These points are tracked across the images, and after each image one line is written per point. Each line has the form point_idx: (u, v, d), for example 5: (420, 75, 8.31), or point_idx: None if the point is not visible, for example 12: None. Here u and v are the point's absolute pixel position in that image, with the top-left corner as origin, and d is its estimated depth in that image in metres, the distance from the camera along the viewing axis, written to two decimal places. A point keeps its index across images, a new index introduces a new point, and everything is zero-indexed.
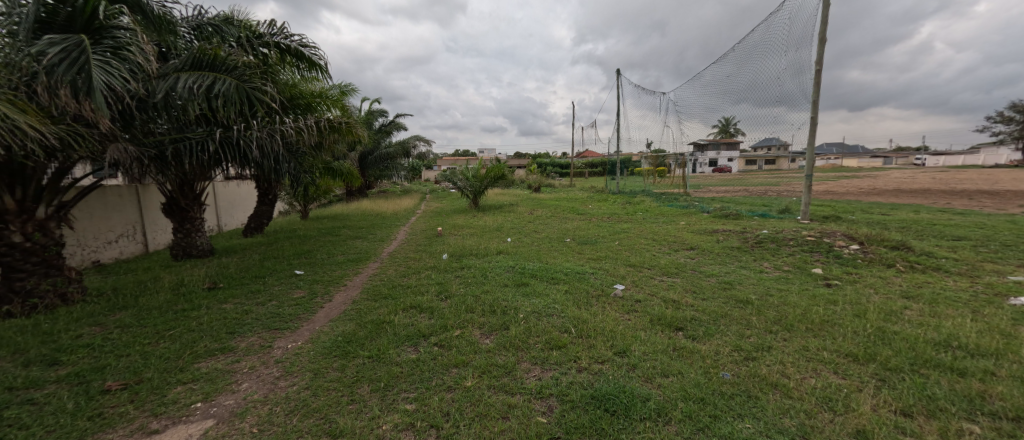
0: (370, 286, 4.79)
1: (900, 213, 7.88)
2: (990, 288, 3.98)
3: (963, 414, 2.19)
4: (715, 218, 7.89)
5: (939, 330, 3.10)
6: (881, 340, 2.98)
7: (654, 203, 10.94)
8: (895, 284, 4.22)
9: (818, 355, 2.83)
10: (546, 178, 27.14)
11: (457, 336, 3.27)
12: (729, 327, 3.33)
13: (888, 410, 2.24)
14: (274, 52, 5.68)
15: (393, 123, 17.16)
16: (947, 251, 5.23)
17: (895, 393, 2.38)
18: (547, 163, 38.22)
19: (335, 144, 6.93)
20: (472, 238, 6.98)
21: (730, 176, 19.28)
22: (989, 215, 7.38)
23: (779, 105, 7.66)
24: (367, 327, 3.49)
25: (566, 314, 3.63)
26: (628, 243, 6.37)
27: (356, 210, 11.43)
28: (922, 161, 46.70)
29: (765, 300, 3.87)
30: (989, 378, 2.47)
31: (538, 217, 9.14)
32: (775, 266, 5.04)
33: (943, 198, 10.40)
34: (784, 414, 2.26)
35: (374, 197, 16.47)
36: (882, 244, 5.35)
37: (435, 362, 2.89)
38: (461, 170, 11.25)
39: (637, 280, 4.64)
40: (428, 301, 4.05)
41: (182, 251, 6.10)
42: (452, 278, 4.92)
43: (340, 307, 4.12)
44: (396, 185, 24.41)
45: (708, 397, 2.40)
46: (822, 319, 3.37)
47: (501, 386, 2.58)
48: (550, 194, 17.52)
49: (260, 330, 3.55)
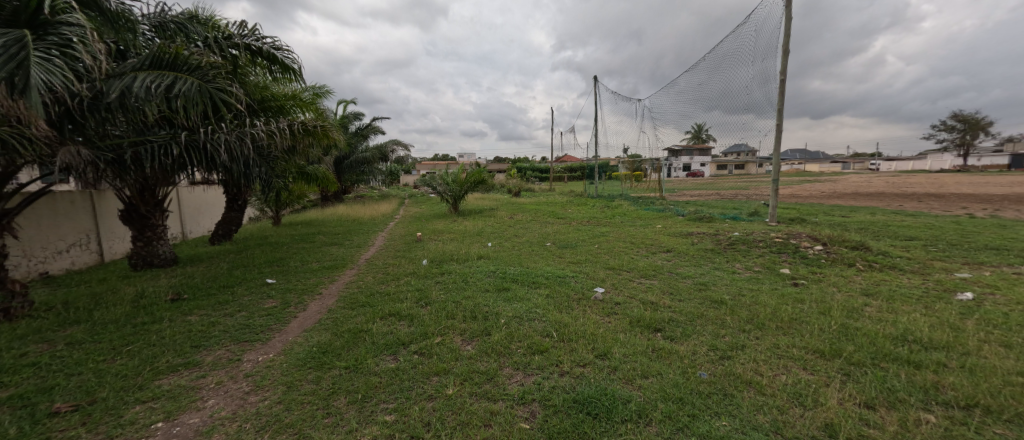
0: (347, 294, 4.66)
1: (858, 215, 8.36)
2: (940, 285, 4.28)
3: (919, 402, 2.35)
4: (690, 221, 8.12)
5: (896, 325, 3.31)
6: (845, 336, 3.15)
7: (631, 207, 11.14)
8: (856, 282, 4.48)
9: (788, 352, 2.96)
10: (525, 183, 27.22)
11: (437, 343, 3.22)
12: (705, 327, 3.43)
13: (853, 403, 2.37)
14: (244, 54, 5.47)
15: (370, 126, 16.77)
16: (901, 250, 5.60)
17: (860, 386, 2.52)
18: (527, 168, 38.35)
19: (309, 148, 6.74)
20: (453, 244, 6.90)
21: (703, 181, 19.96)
22: (937, 217, 7.95)
23: (748, 112, 7.93)
24: (343, 336, 3.39)
25: (548, 318, 3.65)
26: (607, 246, 6.46)
27: (332, 216, 11.12)
28: (880, 167, 49.84)
29: (738, 300, 4.03)
30: (942, 369, 2.65)
31: (518, 221, 9.11)
32: (746, 267, 5.24)
33: (896, 201, 11.12)
34: (758, 410, 2.34)
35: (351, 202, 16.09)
36: (843, 245, 5.66)
37: (415, 370, 2.82)
38: (440, 175, 11.09)
39: (615, 283, 4.72)
40: (408, 308, 3.98)
41: (142, 261, 5.74)
42: (432, 284, 4.86)
43: (314, 317, 3.97)
44: (373, 190, 23.89)
45: (686, 397, 2.46)
46: (790, 317, 3.52)
47: (483, 393, 2.56)
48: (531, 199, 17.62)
49: (229, 343, 3.38)
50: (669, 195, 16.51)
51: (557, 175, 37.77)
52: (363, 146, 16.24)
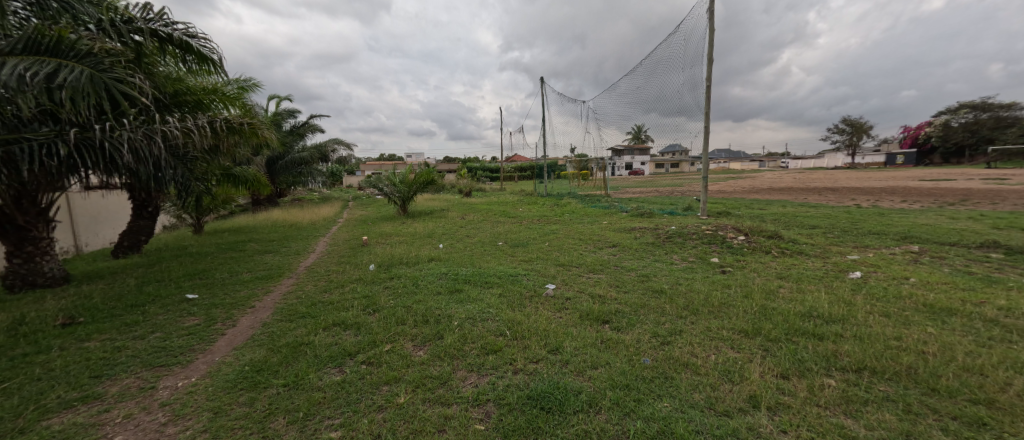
0: (284, 305, 4.31)
1: (772, 207, 9.40)
2: (837, 267, 4.97)
3: (822, 370, 2.71)
4: (633, 217, 8.59)
5: (804, 303, 3.79)
6: (764, 316, 3.55)
7: (579, 205, 11.54)
8: (771, 267, 5.06)
9: (718, 334, 3.27)
10: (475, 182, 27.01)
11: (387, 351, 3.11)
12: (647, 316, 3.67)
13: (772, 375, 2.67)
14: (151, 40, 4.84)
15: (307, 124, 15.57)
16: (806, 238, 6.40)
17: (777, 360, 2.85)
18: (479, 168, 38.13)
19: (235, 148, 6.13)
20: (402, 247, 6.66)
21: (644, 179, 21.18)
22: (832, 208, 9.17)
23: (680, 115, 8.58)
24: (280, 351, 3.14)
25: (501, 317, 3.67)
26: (557, 243, 6.64)
27: (265, 221, 10.23)
28: (785, 164, 56.44)
29: (676, 288, 4.36)
30: (839, 339, 3.09)
31: (469, 222, 9.02)
32: (682, 258, 5.68)
33: (802, 195, 12.64)
34: (694, 389, 2.56)
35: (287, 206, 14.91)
36: (761, 234, 6.35)
37: (364, 382, 2.70)
38: (387, 176, 10.58)
39: (566, 279, 4.87)
40: (354, 317, 3.78)
41: (21, 282, 4.83)
42: (380, 289, 4.66)
43: (247, 333, 3.63)
44: (312, 193, 22.35)
45: (632, 383, 2.62)
46: (719, 302, 3.90)
47: (436, 399, 2.52)
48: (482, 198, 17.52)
49: (140, 369, 2.98)
50: (614, 192, 17.37)
51: (504, 174, 37.96)
52: (301, 146, 15.02)
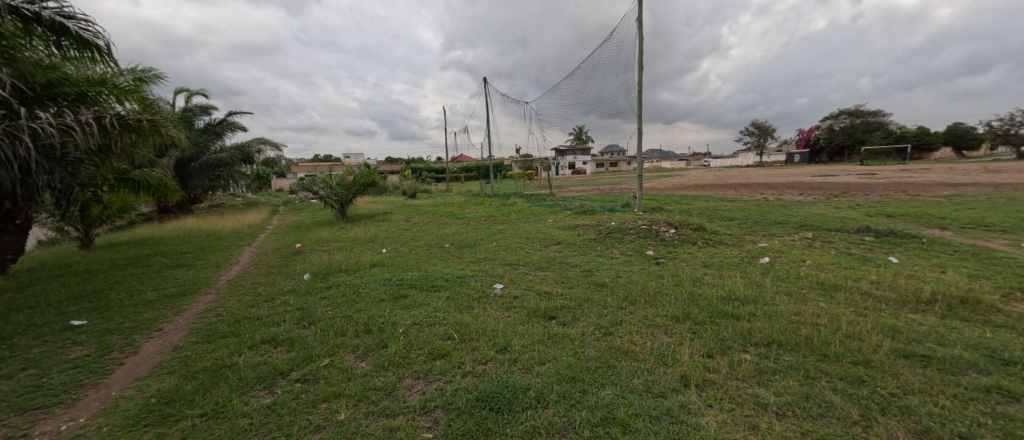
0: (202, 324, 3.85)
1: (697, 202, 10.28)
2: (751, 254, 5.58)
3: (739, 346, 3.03)
4: (576, 215, 8.90)
5: (724, 288, 4.22)
6: (693, 302, 3.89)
7: (525, 204, 11.71)
8: (697, 257, 5.56)
9: (654, 321, 3.52)
10: (420, 183, 26.21)
11: (325, 366, 2.92)
12: (591, 309, 3.84)
13: (699, 355, 2.94)
14: (9, 19, 4.03)
15: (226, 122, 14.03)
16: (725, 229, 7.11)
17: (704, 341, 3.14)
18: (422, 168, 36.98)
19: (132, 147, 5.33)
20: (341, 253, 6.26)
21: (586, 178, 22.06)
22: (745, 201, 10.26)
23: (616, 117, 9.07)
24: (197, 378, 2.81)
25: (448, 320, 3.61)
26: (504, 243, 6.68)
27: (174, 230, 9.04)
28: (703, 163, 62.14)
29: (616, 281, 4.62)
30: (753, 318, 3.48)
31: (414, 224, 8.72)
32: (621, 252, 6.01)
33: (721, 190, 13.98)
34: (633, 375, 2.73)
35: (204, 213, 13.32)
36: (689, 227, 6.93)
37: (298, 402, 2.52)
38: (322, 178, 9.86)
39: (513, 278, 4.92)
40: (287, 332, 3.50)
41: None
42: (317, 300, 4.34)
43: (155, 359, 3.19)
44: (235, 198, 20.24)
45: (577, 375, 2.72)
46: (654, 291, 4.20)
47: (380, 411, 2.43)
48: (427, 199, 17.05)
49: (9, 414, 2.49)
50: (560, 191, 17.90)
51: (448, 174, 37.33)
52: (217, 147, 13.53)
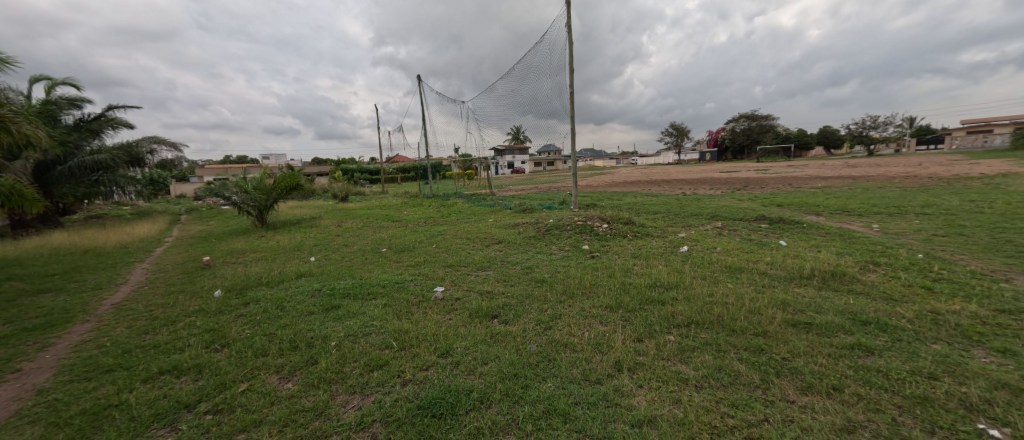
0: (78, 358, 3.21)
1: (626, 198, 10.94)
2: (675, 244, 6.08)
3: (664, 329, 3.28)
4: (516, 213, 8.98)
5: (651, 276, 4.54)
6: (625, 291, 4.13)
7: (465, 204, 11.56)
8: (627, 249, 5.92)
9: (590, 312, 3.67)
10: (353, 185, 24.64)
11: (242, 391, 2.61)
12: (532, 305, 3.89)
13: (631, 340, 3.12)
14: None
15: (105, 117, 11.91)
16: (651, 222, 7.67)
17: (634, 327, 3.35)
18: (354, 168, 34.82)
19: None
20: (261, 264, 5.63)
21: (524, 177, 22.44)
22: (666, 196, 11.15)
23: (551, 117, 9.31)
24: (72, 423, 2.35)
25: (386, 329, 3.42)
26: (444, 244, 6.51)
27: (35, 248, 7.46)
28: None
29: (555, 276, 4.75)
30: (676, 302, 3.79)
31: (347, 229, 8.13)
32: (559, 248, 6.20)
33: (647, 186, 15.07)
34: (572, 365, 2.81)
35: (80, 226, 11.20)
36: (619, 222, 7.36)
37: (207, 439, 2.24)
38: (235, 181, 8.77)
39: (454, 280, 4.82)
40: (192, 357, 3.06)
41: None
42: (232, 318, 3.85)
43: (9, 406, 2.59)
44: (124, 206, 17.32)
45: (520, 371, 2.74)
46: (590, 283, 4.40)
47: (311, 434, 2.24)
48: (361, 202, 16.03)
49: None
50: (500, 190, 17.97)
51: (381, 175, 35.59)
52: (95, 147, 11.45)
